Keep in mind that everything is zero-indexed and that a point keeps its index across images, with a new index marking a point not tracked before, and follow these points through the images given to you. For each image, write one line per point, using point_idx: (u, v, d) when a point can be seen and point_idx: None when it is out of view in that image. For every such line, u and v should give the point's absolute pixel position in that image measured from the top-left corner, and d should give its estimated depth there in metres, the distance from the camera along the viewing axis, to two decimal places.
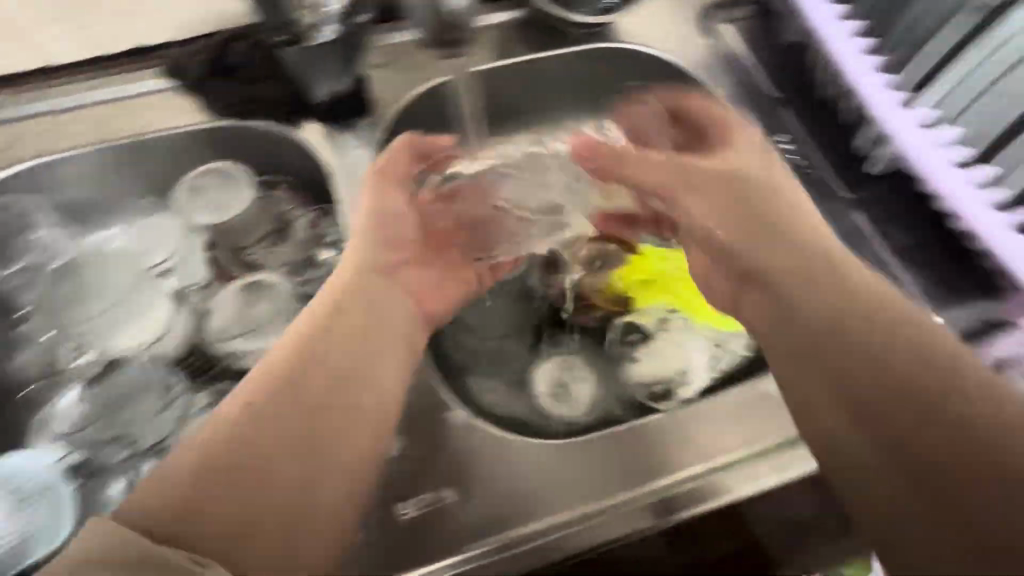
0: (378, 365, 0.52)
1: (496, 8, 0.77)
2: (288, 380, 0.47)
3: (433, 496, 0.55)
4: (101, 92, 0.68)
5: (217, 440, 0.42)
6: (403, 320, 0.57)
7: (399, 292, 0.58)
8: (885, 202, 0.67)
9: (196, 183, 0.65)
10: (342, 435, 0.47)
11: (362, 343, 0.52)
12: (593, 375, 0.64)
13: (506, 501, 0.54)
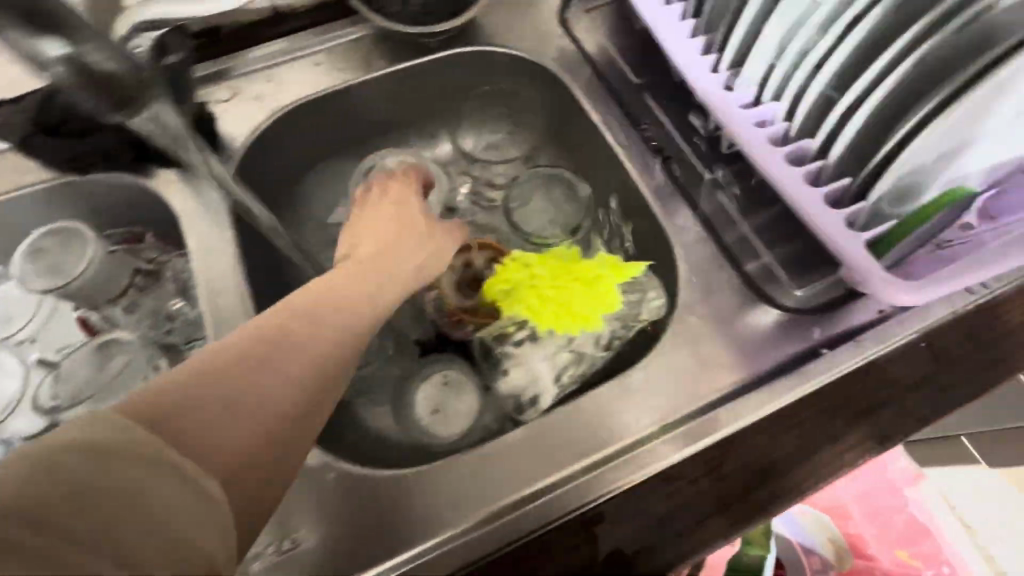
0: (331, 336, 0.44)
1: (345, 23, 0.75)
2: (219, 341, 0.40)
3: (285, 543, 0.50)
4: None
5: (181, 396, 0.37)
6: (358, 299, 0.47)
7: (369, 275, 0.50)
8: (746, 178, 0.66)
9: (36, 244, 0.63)
10: (280, 402, 0.39)
11: (309, 322, 0.43)
12: (473, 391, 0.63)
13: (378, 526, 0.50)
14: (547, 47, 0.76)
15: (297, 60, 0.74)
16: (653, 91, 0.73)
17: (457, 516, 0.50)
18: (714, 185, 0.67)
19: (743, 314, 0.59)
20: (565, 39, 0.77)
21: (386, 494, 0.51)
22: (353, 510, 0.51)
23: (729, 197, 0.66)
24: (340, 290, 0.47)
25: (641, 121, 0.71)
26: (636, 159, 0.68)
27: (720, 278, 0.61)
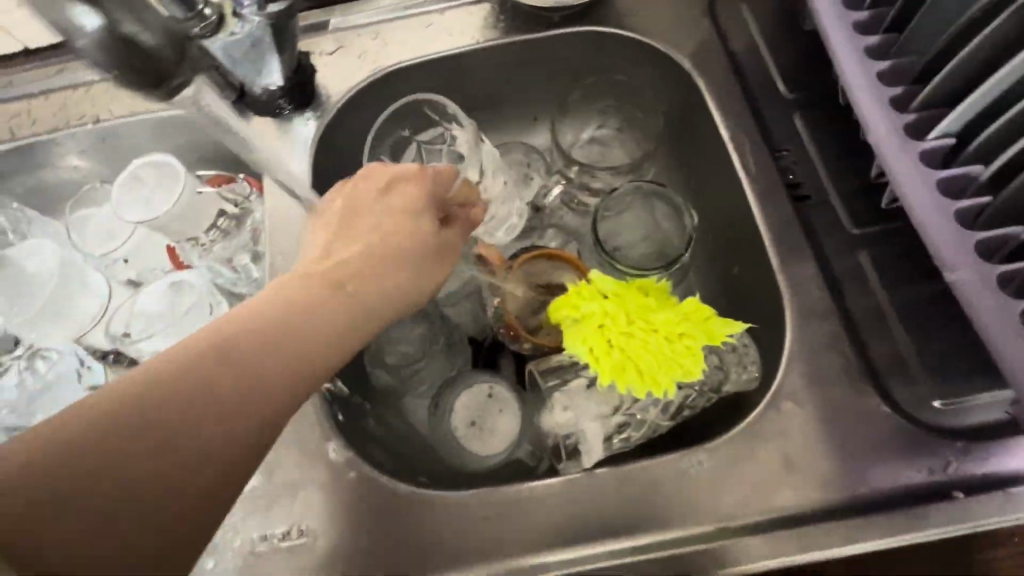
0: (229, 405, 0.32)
1: None
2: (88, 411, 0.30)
3: (285, 530, 0.48)
4: (64, 76, 0.69)
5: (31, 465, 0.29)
6: (336, 321, 0.37)
7: (359, 285, 0.39)
8: (898, 241, 0.53)
9: (136, 173, 0.64)
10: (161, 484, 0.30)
11: (257, 366, 0.34)
12: (514, 417, 0.56)
13: (395, 543, 0.47)
14: (684, 39, 0.65)
15: (401, 20, 0.69)
16: (803, 112, 0.60)
17: (462, 561, 0.46)
18: (852, 243, 0.54)
19: (854, 413, 0.48)
20: (709, 31, 0.65)
21: (397, 515, 0.48)
22: (357, 522, 0.48)
23: (870, 261, 0.53)
24: (314, 318, 0.37)
25: (778, 146, 0.59)
26: (763, 192, 0.56)
27: (834, 359, 0.50)
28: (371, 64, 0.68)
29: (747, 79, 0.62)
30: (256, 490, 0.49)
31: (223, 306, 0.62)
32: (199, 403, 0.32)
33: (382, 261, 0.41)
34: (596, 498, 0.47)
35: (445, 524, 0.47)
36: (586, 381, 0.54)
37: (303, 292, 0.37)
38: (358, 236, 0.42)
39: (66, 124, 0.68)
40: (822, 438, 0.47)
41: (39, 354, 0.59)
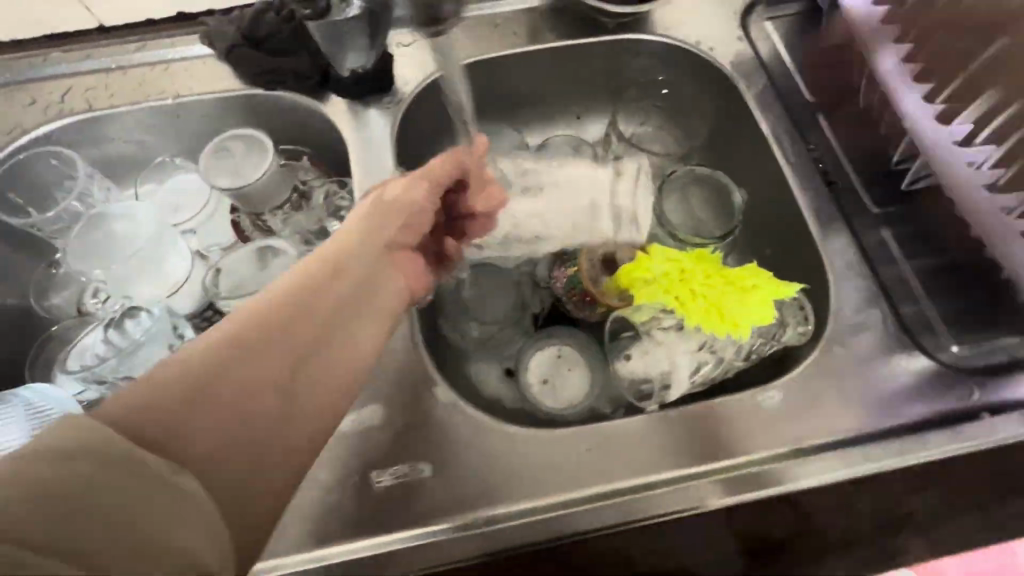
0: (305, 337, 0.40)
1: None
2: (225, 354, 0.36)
3: (406, 468, 0.52)
4: (146, 54, 0.71)
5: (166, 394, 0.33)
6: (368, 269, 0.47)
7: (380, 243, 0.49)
8: (913, 220, 0.63)
9: (223, 145, 0.67)
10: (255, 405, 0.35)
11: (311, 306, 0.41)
12: (586, 369, 0.63)
13: (506, 479, 0.52)
14: (726, 49, 0.74)
15: (467, 19, 0.75)
16: (829, 114, 0.70)
17: (575, 487, 0.51)
18: (878, 222, 0.64)
19: (896, 359, 0.56)
20: (745, 45, 0.75)
21: (512, 448, 0.53)
22: (472, 456, 0.53)
23: (893, 237, 0.63)
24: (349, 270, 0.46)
25: (811, 142, 0.68)
26: (803, 179, 0.66)
27: (874, 316, 0.59)
28: (444, 58, 0.73)
29: (777, 85, 0.72)
30: (374, 437, 0.53)
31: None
32: (266, 340, 0.37)
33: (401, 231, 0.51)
34: (686, 433, 0.53)
35: (551, 460, 0.52)
36: (676, 324, 0.59)
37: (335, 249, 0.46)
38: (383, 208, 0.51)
39: (148, 100, 0.70)
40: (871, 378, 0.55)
41: (132, 314, 0.61)
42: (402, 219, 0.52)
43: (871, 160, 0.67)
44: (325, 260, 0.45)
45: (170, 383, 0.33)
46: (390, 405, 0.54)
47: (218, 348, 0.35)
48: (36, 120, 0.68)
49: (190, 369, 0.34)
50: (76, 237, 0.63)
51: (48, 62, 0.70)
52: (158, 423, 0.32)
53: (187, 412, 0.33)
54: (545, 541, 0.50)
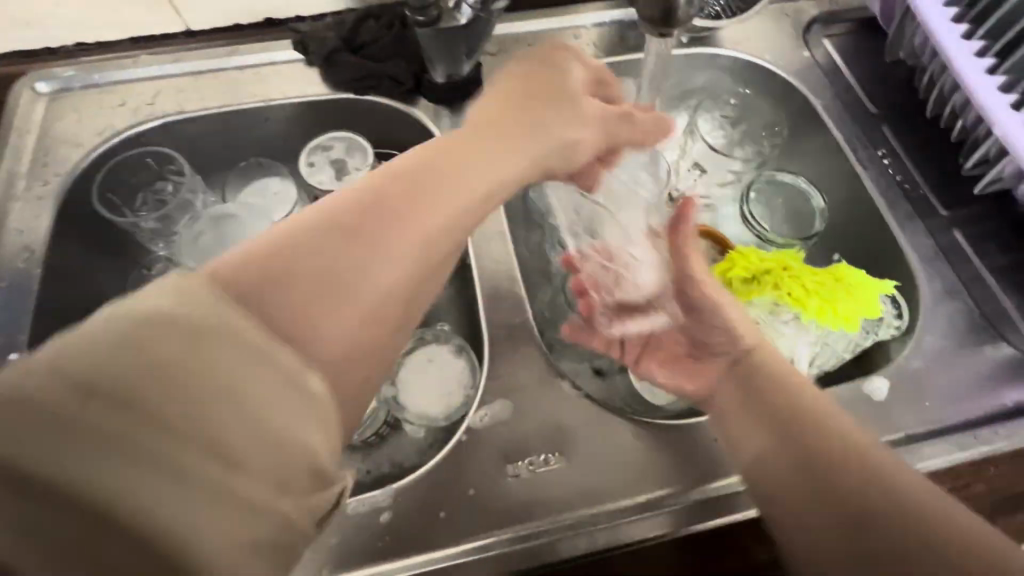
0: (372, 258, 0.39)
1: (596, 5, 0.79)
2: (299, 254, 0.37)
3: (540, 459, 0.54)
4: (235, 58, 0.72)
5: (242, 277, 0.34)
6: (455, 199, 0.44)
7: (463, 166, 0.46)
8: (979, 223, 0.68)
9: (323, 144, 0.68)
10: (307, 305, 0.35)
11: (380, 216, 0.40)
12: None
13: (628, 472, 0.54)
14: (793, 62, 0.78)
15: (547, 30, 0.77)
16: (893, 123, 0.74)
17: (701, 478, 0.54)
18: (951, 222, 0.68)
19: (977, 351, 0.61)
20: (810, 58, 0.79)
21: (637, 443, 0.55)
22: (600, 450, 0.55)
23: (964, 238, 0.67)
24: (432, 191, 0.43)
25: (880, 149, 0.73)
26: (877, 185, 0.70)
27: (950, 313, 0.63)
28: None
29: (841, 98, 0.76)
30: (506, 430, 0.56)
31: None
32: (361, 247, 0.38)
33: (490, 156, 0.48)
34: None
35: (668, 450, 0.55)
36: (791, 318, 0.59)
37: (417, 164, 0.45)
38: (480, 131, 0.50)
39: (238, 102, 0.70)
40: (952, 373, 0.60)
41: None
42: (490, 132, 0.50)
43: (937, 166, 0.71)
44: (416, 162, 0.44)
45: (264, 263, 0.35)
46: (517, 399, 0.57)
47: (311, 235, 0.37)
48: (126, 123, 0.68)
49: (288, 255, 0.36)
50: (190, 235, 0.63)
51: (136, 64, 0.70)
52: (204, 355, 0.29)
53: (293, 303, 0.35)
54: (680, 531, 0.52)
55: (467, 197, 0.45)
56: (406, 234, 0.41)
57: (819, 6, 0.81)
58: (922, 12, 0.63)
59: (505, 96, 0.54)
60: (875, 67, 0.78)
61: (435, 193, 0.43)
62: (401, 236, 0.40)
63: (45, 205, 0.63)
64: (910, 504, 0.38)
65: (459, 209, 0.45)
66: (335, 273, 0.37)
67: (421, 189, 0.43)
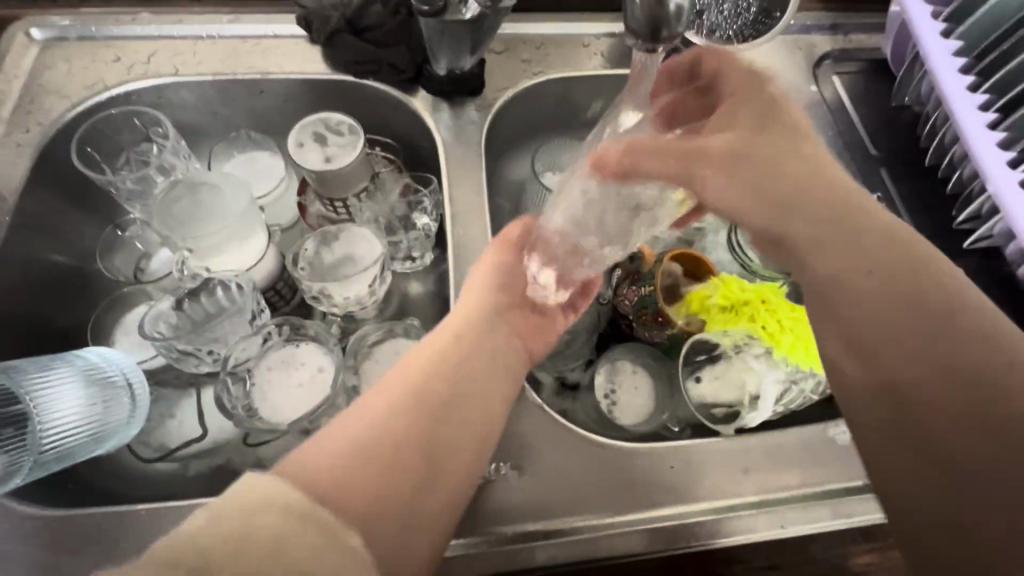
0: (447, 421, 0.45)
1: (608, 17, 0.78)
2: (390, 449, 0.40)
3: (491, 468, 0.53)
4: (237, 27, 0.71)
5: (346, 446, 0.39)
6: (484, 369, 0.50)
7: (483, 333, 0.53)
8: (965, 276, 0.67)
9: (327, 129, 0.67)
10: (396, 468, 0.39)
11: (431, 390, 0.46)
12: (647, 386, 0.63)
13: (578, 487, 0.53)
14: (799, 96, 0.77)
15: (556, 37, 0.76)
16: (892, 167, 0.74)
17: (652, 504, 0.53)
18: None
19: None
20: (816, 93, 0.78)
21: (594, 465, 0.54)
22: (555, 465, 0.54)
23: None
24: (462, 354, 0.50)
25: (876, 193, 0.72)
26: None
27: None
28: (529, 71, 0.74)
29: (843, 137, 0.76)
30: None
31: (380, 253, 0.63)
32: (417, 431, 0.42)
33: (504, 285, 0.57)
34: (744, 458, 0.55)
35: (622, 464, 0.54)
36: (763, 353, 0.61)
37: (447, 339, 0.51)
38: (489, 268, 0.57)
39: (233, 71, 0.69)
40: None
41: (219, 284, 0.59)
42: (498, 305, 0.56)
43: (929, 216, 0.70)
44: (438, 356, 0.49)
45: (332, 454, 0.38)
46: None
47: (387, 429, 0.41)
48: (117, 79, 0.67)
49: (352, 455, 0.38)
50: (166, 198, 0.61)
51: (133, 22, 0.69)
52: (358, 487, 0.37)
53: (361, 483, 0.37)
54: (631, 555, 0.52)
55: (490, 380, 0.51)
56: (451, 401, 0.46)
57: (832, 42, 0.80)
58: (931, 58, 0.63)
59: (486, 276, 0.57)
60: (878, 109, 0.78)
61: (464, 389, 0.48)
62: (448, 427, 0.45)
63: (23, 153, 0.62)
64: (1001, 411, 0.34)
65: (490, 392, 0.50)
66: (387, 467, 0.39)
67: (461, 378, 0.48)
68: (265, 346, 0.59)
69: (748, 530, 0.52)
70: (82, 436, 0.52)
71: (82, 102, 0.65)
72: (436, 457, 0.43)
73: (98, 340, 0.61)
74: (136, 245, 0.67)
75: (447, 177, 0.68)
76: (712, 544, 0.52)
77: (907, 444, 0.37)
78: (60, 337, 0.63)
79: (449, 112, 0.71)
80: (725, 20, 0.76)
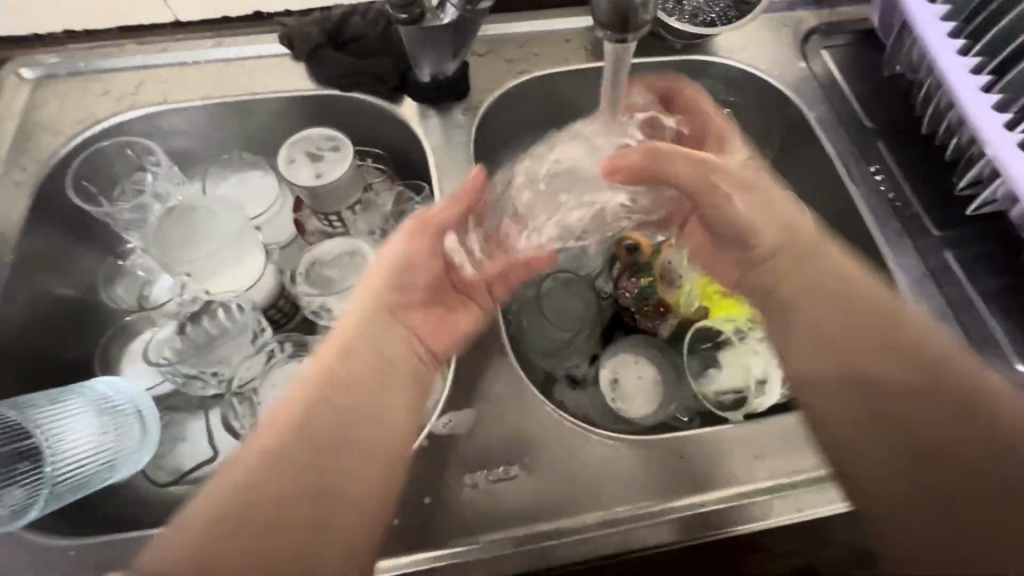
0: (297, 437, 0.44)
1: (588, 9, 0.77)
2: (247, 487, 0.42)
3: (502, 470, 0.53)
4: (221, 50, 0.71)
5: (218, 493, 0.42)
6: (348, 368, 0.48)
7: (343, 341, 0.50)
8: (973, 244, 0.66)
9: (316, 146, 0.67)
10: (292, 513, 0.42)
11: (286, 409, 0.46)
12: (651, 377, 0.63)
13: (587, 484, 0.53)
14: (788, 73, 0.76)
15: (540, 34, 0.76)
16: (889, 139, 0.73)
17: (664, 496, 0.52)
18: (942, 242, 0.66)
19: None
20: (806, 69, 0.77)
21: (604, 461, 0.54)
22: (564, 463, 0.54)
23: (954, 258, 0.65)
24: (346, 363, 0.48)
25: (874, 166, 0.71)
26: (866, 200, 0.69)
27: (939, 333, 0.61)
28: (513, 71, 0.74)
29: (835, 111, 0.75)
30: (466, 438, 0.55)
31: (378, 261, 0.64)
32: (289, 471, 0.43)
33: (395, 281, 0.52)
34: (752, 443, 0.54)
35: (629, 460, 0.54)
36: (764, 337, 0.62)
37: (328, 351, 0.49)
38: (373, 276, 0.52)
39: (222, 95, 0.70)
40: None
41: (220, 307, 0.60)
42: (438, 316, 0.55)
43: (928, 184, 0.69)
44: (323, 373, 0.47)
45: (202, 518, 0.41)
46: (483, 407, 0.56)
47: (249, 465, 0.43)
48: (109, 112, 0.68)
49: (217, 510, 0.41)
50: (163, 226, 0.62)
51: (120, 54, 0.70)
52: (217, 538, 0.41)
53: (242, 531, 0.41)
54: (648, 547, 0.51)
55: (362, 378, 0.48)
56: (324, 415, 0.46)
57: (818, 17, 0.79)
58: (920, 27, 0.61)
59: (399, 270, 0.52)
60: (869, 79, 0.77)
61: (342, 399, 0.47)
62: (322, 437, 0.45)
63: (20, 192, 0.63)
64: (958, 391, 0.44)
65: (382, 401, 0.48)
66: (233, 519, 0.41)
67: (342, 387, 0.47)
68: (269, 365, 0.59)
69: (764, 518, 0.51)
70: (94, 469, 0.52)
71: (75, 137, 0.66)
72: (326, 475, 0.44)
73: (108, 368, 0.62)
74: (137, 273, 0.68)
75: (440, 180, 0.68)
76: (730, 532, 0.52)
77: (882, 435, 0.45)
78: (70, 367, 0.64)
79: (438, 118, 0.71)
80: (707, 4, 0.75)
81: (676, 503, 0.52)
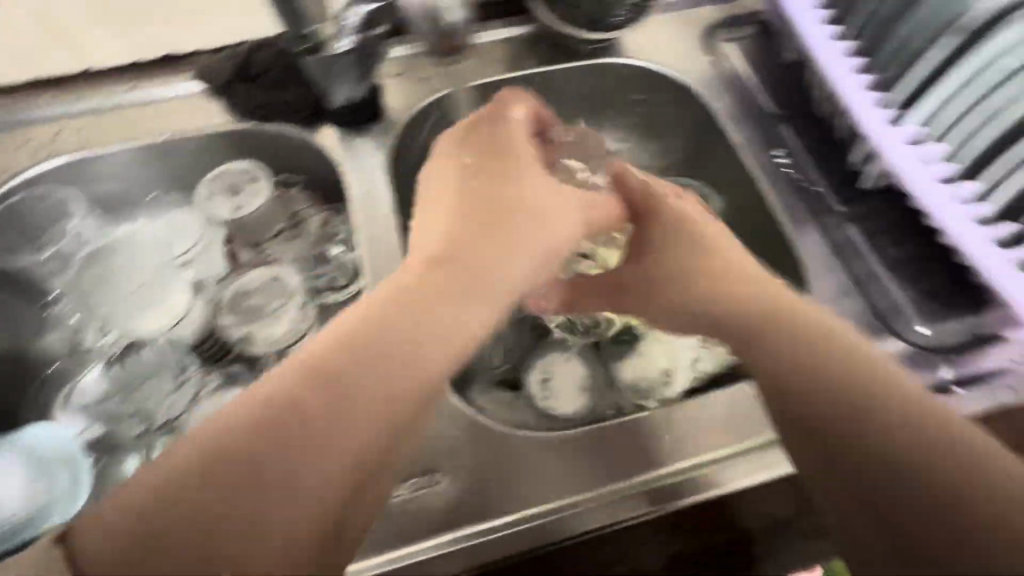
0: (351, 372, 0.41)
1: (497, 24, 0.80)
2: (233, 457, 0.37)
3: (427, 480, 0.55)
4: (137, 94, 0.73)
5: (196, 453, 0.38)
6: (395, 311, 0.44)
7: (431, 276, 0.47)
8: (874, 217, 0.68)
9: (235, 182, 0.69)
10: (264, 507, 0.37)
11: (295, 367, 0.41)
12: (579, 373, 0.64)
13: (509, 483, 0.55)
14: (693, 69, 0.79)
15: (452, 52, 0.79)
16: (791, 122, 0.76)
17: (577, 489, 0.55)
18: (845, 218, 0.69)
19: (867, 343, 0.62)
20: (710, 62, 0.80)
21: (542, 455, 0.56)
22: (486, 466, 0.56)
23: (857, 232, 0.68)
24: (387, 304, 0.45)
25: (778, 150, 0.74)
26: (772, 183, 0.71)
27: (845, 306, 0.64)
28: (427, 89, 0.76)
29: (740, 101, 0.78)
30: None
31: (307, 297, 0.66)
32: (282, 439, 0.38)
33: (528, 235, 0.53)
34: (660, 435, 0.57)
35: (546, 459, 0.56)
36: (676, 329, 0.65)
37: (380, 294, 0.46)
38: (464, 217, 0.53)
39: (140, 137, 0.71)
40: None
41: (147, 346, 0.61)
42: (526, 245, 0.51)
43: (830, 162, 0.72)
44: (396, 290, 0.46)
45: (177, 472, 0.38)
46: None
47: (240, 435, 0.38)
48: (27, 163, 0.69)
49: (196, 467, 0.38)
50: None
51: (36, 106, 0.71)
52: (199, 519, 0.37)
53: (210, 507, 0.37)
54: (584, 531, 0.55)
55: (422, 311, 0.45)
56: (382, 333, 0.43)
57: (719, 12, 0.82)
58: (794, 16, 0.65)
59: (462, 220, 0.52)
60: (771, 67, 0.80)
61: (427, 308, 0.45)
62: (315, 392, 0.40)
63: None
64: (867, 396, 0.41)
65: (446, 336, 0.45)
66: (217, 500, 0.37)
67: (366, 350, 0.42)
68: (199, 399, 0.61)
69: (669, 502, 0.55)
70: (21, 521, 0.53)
71: None
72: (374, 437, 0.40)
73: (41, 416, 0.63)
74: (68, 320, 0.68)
75: (362, 202, 0.70)
76: (639, 515, 0.55)
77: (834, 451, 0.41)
78: None
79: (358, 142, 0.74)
80: None
81: (589, 495, 0.55)
